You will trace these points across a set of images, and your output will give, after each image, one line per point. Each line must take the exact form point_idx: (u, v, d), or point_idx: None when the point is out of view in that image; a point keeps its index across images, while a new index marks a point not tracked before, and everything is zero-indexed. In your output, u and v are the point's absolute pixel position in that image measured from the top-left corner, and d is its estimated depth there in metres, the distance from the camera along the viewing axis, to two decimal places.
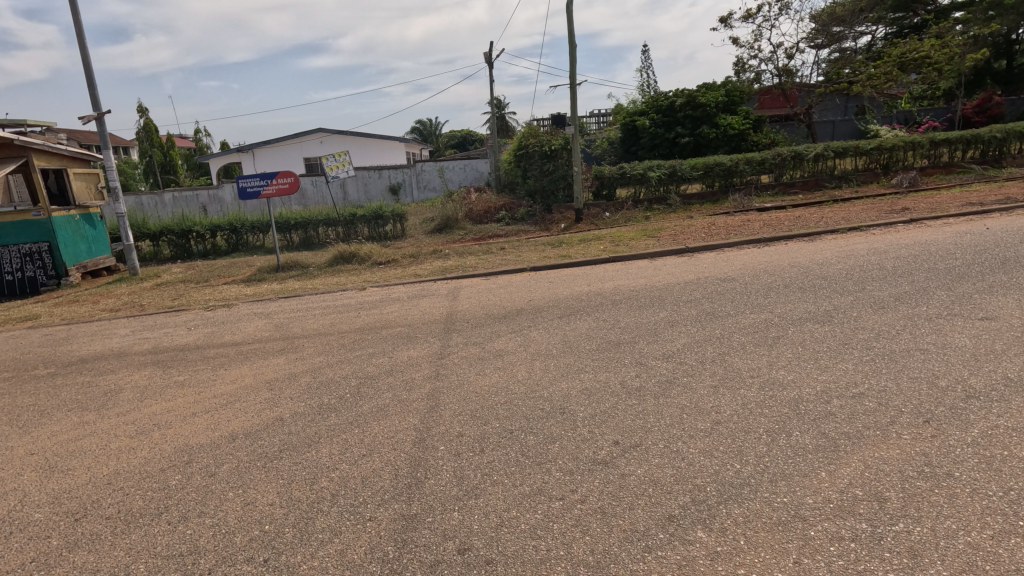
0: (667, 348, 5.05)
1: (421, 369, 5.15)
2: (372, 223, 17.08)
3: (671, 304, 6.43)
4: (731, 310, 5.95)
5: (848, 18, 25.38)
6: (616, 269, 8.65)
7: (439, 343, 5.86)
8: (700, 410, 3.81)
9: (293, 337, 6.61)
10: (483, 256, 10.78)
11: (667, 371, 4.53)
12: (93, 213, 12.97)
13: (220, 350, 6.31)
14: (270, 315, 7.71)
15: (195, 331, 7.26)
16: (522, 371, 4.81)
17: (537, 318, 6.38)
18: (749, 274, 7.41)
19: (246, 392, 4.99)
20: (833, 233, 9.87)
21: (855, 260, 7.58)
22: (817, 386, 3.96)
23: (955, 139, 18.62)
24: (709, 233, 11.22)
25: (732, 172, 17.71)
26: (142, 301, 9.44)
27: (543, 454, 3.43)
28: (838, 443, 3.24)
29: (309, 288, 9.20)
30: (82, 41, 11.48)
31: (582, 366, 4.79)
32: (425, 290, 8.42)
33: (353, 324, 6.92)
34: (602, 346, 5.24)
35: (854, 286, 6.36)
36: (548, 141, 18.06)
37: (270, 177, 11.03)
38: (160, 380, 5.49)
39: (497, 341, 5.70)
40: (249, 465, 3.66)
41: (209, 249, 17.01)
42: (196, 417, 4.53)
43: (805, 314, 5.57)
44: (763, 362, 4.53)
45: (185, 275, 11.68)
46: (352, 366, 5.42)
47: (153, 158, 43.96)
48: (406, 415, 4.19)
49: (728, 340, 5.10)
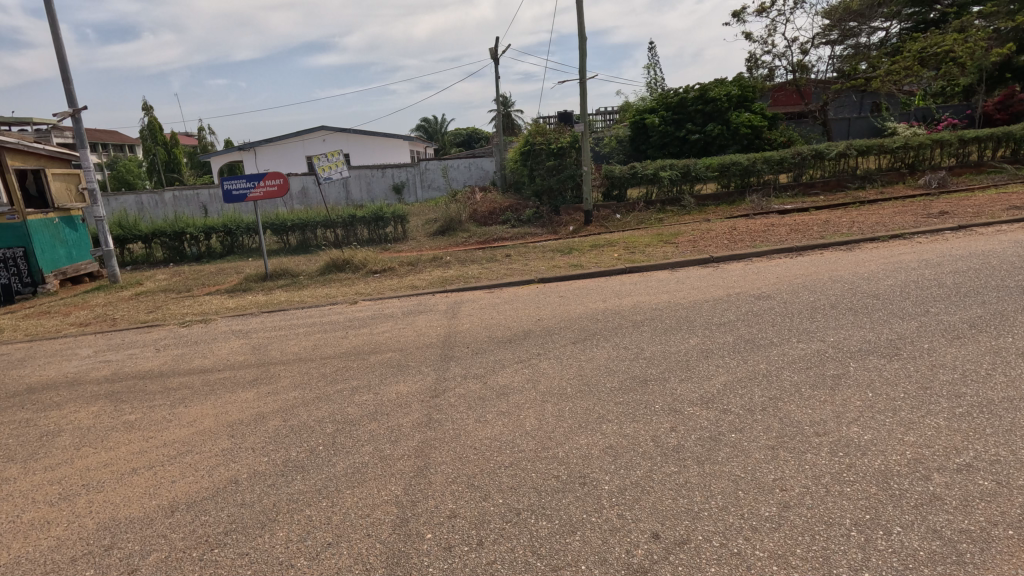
0: (705, 390, 4.20)
1: (411, 411, 4.34)
2: (372, 224, 16.29)
3: (701, 328, 5.56)
4: (774, 337, 5.09)
5: (865, 12, 24.34)
6: (633, 282, 7.85)
7: (434, 375, 5.04)
8: (760, 485, 2.99)
9: (269, 363, 5.81)
10: (486, 264, 9.95)
11: (709, 423, 3.71)
12: (74, 215, 12.25)
13: (184, 380, 5.50)
14: (249, 335, 6.89)
15: (163, 353, 6.48)
16: (531, 420, 3.98)
17: (547, 344, 5.56)
18: (786, 290, 6.53)
19: (203, 439, 4.20)
20: (872, 241, 8.96)
21: (907, 274, 6.71)
22: (906, 454, 3.13)
23: (986, 137, 17.59)
24: (731, 239, 10.31)
25: (749, 172, 16.76)
26: (116, 314, 8.65)
27: (561, 554, 2.62)
28: (960, 549, 2.41)
29: (296, 300, 8.40)
30: (55, 31, 10.71)
31: (604, 414, 3.96)
32: (422, 305, 7.61)
33: (338, 348, 6.10)
34: (626, 385, 4.40)
35: (916, 309, 5.49)
36: (555, 140, 17.32)
37: (257, 178, 10.22)
38: (106, 421, 4.69)
39: (502, 375, 4.87)
40: (181, 558, 2.85)
41: (203, 252, 16.31)
42: (134, 476, 3.73)
43: (864, 345, 4.71)
44: (828, 412, 3.67)
45: (168, 283, 10.92)
46: (330, 405, 4.60)
47: (158, 156, 43.49)
48: (387, 482, 3.39)
49: (779, 380, 4.24)
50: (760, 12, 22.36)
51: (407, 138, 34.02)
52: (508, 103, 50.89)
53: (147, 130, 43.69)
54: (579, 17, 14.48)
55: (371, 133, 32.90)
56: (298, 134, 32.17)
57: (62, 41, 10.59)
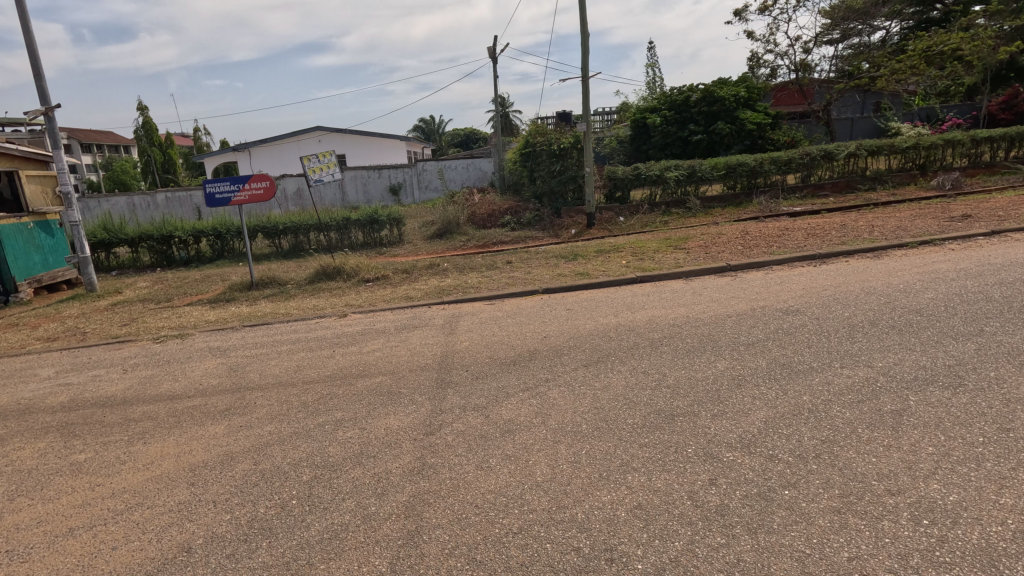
0: (743, 429, 3.59)
1: (402, 453, 3.74)
2: (367, 228, 15.70)
3: (727, 350, 4.96)
4: (813, 362, 4.50)
5: (869, 11, 23.68)
6: (645, 293, 7.25)
7: (429, 405, 4.44)
8: (831, 567, 2.41)
9: (245, 389, 5.20)
10: (486, 273, 9.32)
11: (756, 475, 3.11)
12: (50, 220, 11.62)
13: (147, 409, 4.89)
14: (226, 354, 6.28)
15: (130, 376, 5.86)
16: (543, 468, 3.39)
17: (555, 367, 4.97)
18: (817, 304, 5.94)
19: (158, 487, 3.60)
20: (899, 248, 8.34)
21: (946, 285, 6.14)
22: (1009, 525, 2.54)
23: (999, 136, 16.97)
24: (745, 245, 9.69)
25: (756, 172, 16.19)
26: (88, 327, 8.02)
27: None
28: None
29: (281, 313, 7.79)
30: (26, 26, 10.07)
31: (629, 460, 3.37)
32: (417, 319, 7.00)
33: (323, 371, 5.49)
34: (650, 422, 3.80)
35: (968, 328, 4.90)
36: (556, 140, 16.57)
37: (241, 181, 9.61)
38: (51, 462, 4.07)
39: (505, 408, 4.26)
40: None
41: (193, 256, 15.69)
42: (70, 540, 3.12)
43: (921, 374, 4.10)
44: (896, 463, 3.08)
45: (150, 292, 10.30)
46: (309, 444, 3.99)
47: (152, 157, 42.83)
48: (369, 554, 2.79)
49: (831, 418, 3.63)
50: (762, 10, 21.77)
51: (404, 138, 33.40)
52: (506, 103, 50.43)
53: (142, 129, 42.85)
54: (580, 14, 13.91)
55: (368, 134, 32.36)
56: (293, 135, 31.55)
57: (33, 36, 10.01)
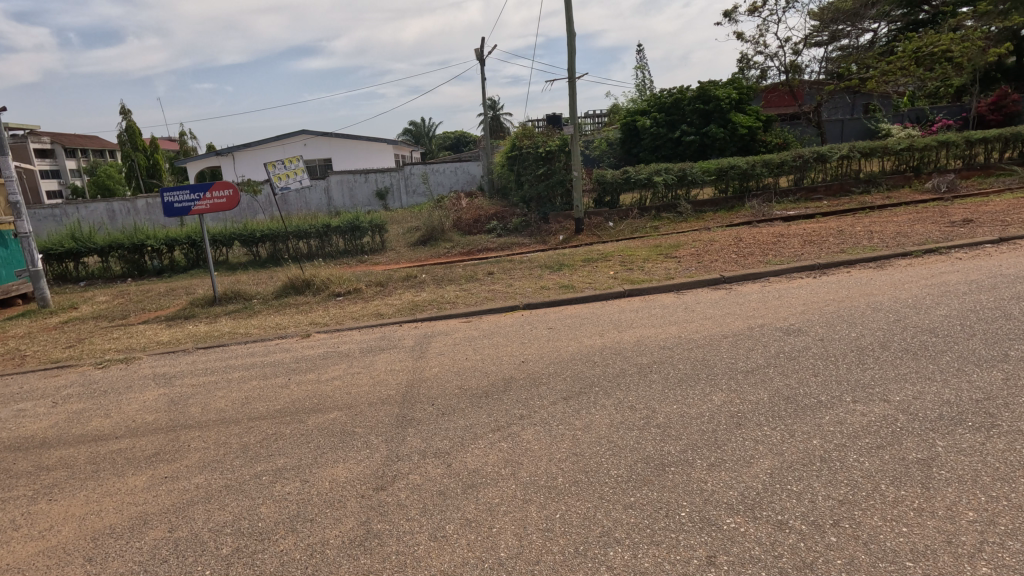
0: (746, 486, 3.04)
1: (344, 516, 3.16)
2: (348, 234, 15.04)
3: (725, 379, 4.41)
4: (822, 396, 3.94)
5: (860, 12, 23.32)
6: (633, 308, 6.74)
7: (385, 450, 3.86)
8: None
9: (181, 428, 4.58)
10: (465, 285, 8.76)
11: (763, 551, 2.55)
12: (3, 230, 10.93)
13: (66, 455, 4.27)
14: (171, 382, 5.66)
15: (58, 410, 5.21)
16: (508, 540, 2.82)
17: (530, 400, 4.42)
18: (821, 323, 5.41)
19: (47, 565, 2.99)
20: (903, 257, 7.86)
21: (958, 300, 5.64)
22: None
23: (994, 137, 16.60)
24: (740, 253, 9.18)
25: (748, 175, 15.71)
26: (30, 349, 7.35)
27: None
28: None
29: (240, 332, 7.18)
30: None
31: (611, 529, 2.81)
32: (386, 339, 6.40)
33: (273, 404, 4.89)
34: (635, 474, 3.25)
35: (992, 352, 4.38)
36: (543, 143, 15.99)
37: (203, 189, 8.99)
38: None
39: (470, 454, 3.68)
40: None
41: (166, 266, 14.97)
42: None
43: (946, 412, 3.57)
44: (933, 535, 2.54)
45: (108, 307, 9.62)
46: (239, 503, 3.40)
47: (136, 161, 41.89)
48: None
49: (847, 470, 3.09)
50: (751, 12, 21.36)
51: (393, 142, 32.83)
52: (496, 107, 50.31)
53: (125, 134, 41.94)
54: (565, 14, 13.38)
55: (355, 138, 31.70)
56: (278, 139, 30.82)
57: None
